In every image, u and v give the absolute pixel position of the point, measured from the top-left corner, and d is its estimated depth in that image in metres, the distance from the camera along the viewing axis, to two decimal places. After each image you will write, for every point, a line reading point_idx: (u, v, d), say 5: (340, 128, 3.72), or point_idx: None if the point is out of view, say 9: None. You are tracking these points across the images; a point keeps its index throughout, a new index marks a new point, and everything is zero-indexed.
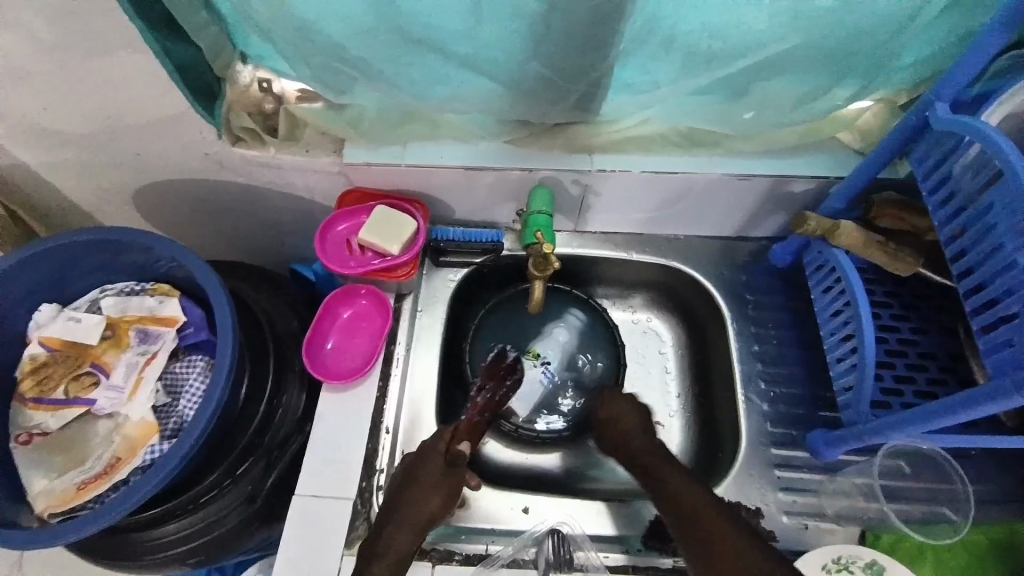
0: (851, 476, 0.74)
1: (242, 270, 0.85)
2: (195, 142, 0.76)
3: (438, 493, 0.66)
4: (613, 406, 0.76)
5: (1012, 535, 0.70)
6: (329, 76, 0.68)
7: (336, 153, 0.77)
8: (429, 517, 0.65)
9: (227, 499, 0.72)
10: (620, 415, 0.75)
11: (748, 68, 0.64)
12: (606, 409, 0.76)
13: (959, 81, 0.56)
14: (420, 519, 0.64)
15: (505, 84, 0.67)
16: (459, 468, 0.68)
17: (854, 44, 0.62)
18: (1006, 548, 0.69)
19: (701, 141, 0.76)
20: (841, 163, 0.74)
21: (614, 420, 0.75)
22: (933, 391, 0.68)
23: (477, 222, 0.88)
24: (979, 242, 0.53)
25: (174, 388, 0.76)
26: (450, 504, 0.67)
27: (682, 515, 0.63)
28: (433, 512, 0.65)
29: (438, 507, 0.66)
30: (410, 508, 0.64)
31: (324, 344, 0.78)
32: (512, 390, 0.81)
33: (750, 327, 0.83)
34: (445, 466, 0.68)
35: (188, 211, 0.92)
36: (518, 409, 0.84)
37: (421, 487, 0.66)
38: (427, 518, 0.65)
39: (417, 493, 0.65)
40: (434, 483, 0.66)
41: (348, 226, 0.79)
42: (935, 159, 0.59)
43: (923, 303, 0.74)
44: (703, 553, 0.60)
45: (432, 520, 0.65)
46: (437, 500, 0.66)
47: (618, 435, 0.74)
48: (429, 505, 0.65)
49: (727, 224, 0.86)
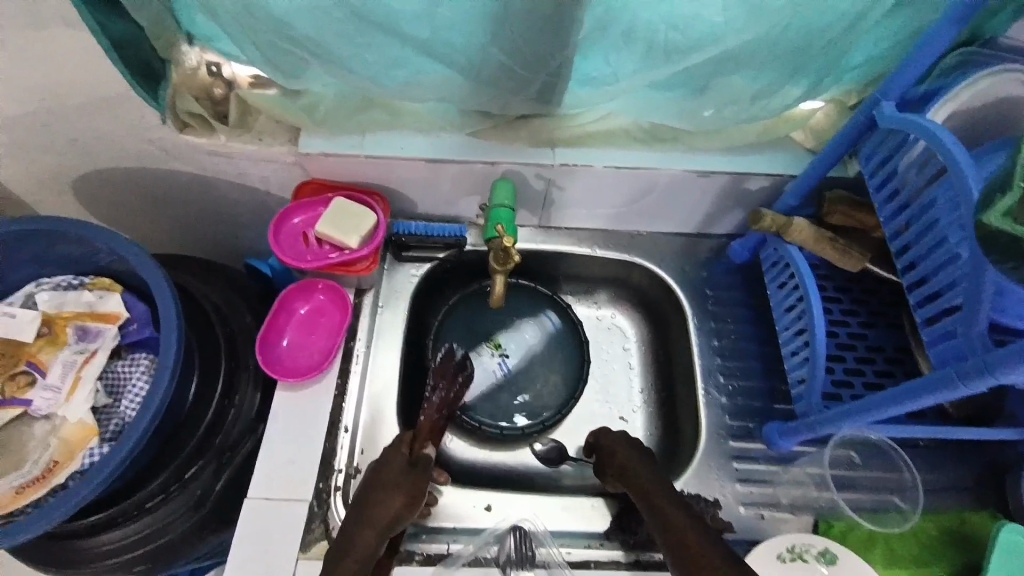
0: (804, 466, 0.76)
1: (188, 263, 0.81)
2: (140, 127, 0.72)
3: (400, 493, 0.62)
4: (606, 439, 0.73)
5: (960, 522, 0.72)
6: (282, 58, 0.65)
7: (292, 143, 0.74)
8: (391, 521, 0.60)
9: (174, 504, 0.68)
10: (618, 445, 0.71)
11: (711, 60, 0.65)
12: (603, 443, 0.73)
13: (906, 80, 0.58)
14: (381, 521, 0.60)
15: (467, 71, 0.66)
16: (422, 470, 0.64)
17: (807, 43, 0.63)
18: (956, 538, 0.71)
19: (664, 137, 0.76)
20: (795, 162, 0.76)
21: (617, 449, 0.70)
22: (881, 381, 0.70)
23: (440, 216, 0.87)
24: (924, 235, 0.55)
25: (115, 388, 0.72)
26: (414, 504, 0.62)
27: (659, 510, 0.61)
28: (396, 512, 0.61)
29: (401, 506, 0.61)
30: (373, 509, 0.60)
31: (279, 340, 0.76)
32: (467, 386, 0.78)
33: (710, 322, 0.85)
34: (405, 467, 0.64)
35: (131, 200, 0.86)
36: (469, 396, 0.83)
37: (383, 487, 0.62)
38: (389, 521, 0.60)
39: (379, 497, 0.61)
40: (395, 485, 0.62)
41: (304, 218, 0.77)
42: (882, 155, 0.61)
43: (872, 298, 0.77)
44: (685, 554, 0.55)
45: (396, 521, 0.61)
46: (399, 500, 0.61)
47: (610, 444, 0.72)
48: (392, 506, 0.61)
49: (689, 221, 0.87)
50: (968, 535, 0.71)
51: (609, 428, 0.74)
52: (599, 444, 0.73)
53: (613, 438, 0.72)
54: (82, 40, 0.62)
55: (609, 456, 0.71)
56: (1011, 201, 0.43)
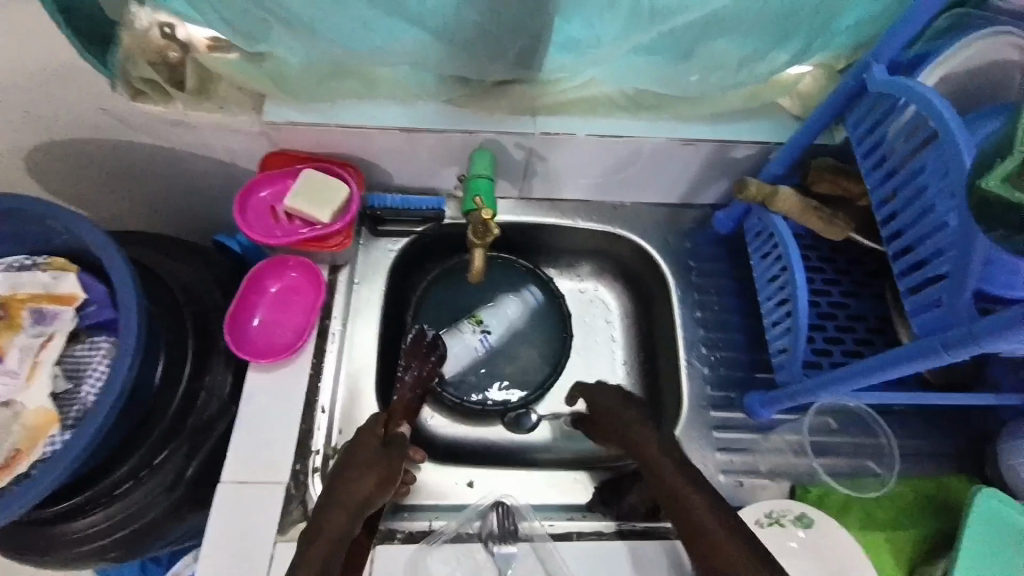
0: (783, 434, 0.77)
1: (151, 241, 0.77)
2: (91, 96, 0.67)
3: (373, 474, 0.60)
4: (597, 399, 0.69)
5: (937, 488, 0.73)
6: (242, 18, 0.61)
7: (257, 112, 0.70)
8: (363, 501, 0.58)
9: (145, 489, 0.66)
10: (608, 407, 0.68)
11: (698, 24, 0.62)
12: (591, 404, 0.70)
13: (898, 42, 0.56)
14: (353, 501, 0.58)
15: (442, 34, 0.62)
16: (393, 450, 0.64)
17: (797, 4, 0.61)
18: (932, 502, 0.72)
19: (649, 104, 0.74)
20: (782, 130, 0.74)
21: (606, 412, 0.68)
22: (859, 350, 0.71)
23: (418, 189, 0.83)
24: (911, 204, 0.54)
25: (75, 372, 0.69)
26: (387, 484, 0.61)
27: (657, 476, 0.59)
28: (369, 493, 0.59)
29: (375, 486, 0.60)
30: (344, 490, 0.58)
31: (250, 320, 0.73)
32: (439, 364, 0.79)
33: (694, 294, 0.84)
34: (378, 446, 0.63)
35: (86, 173, 0.80)
36: (448, 370, 0.82)
37: (354, 469, 0.60)
38: (360, 501, 0.58)
39: (350, 477, 0.59)
40: (368, 464, 0.61)
41: (272, 192, 0.73)
42: (871, 121, 0.59)
43: (855, 268, 0.77)
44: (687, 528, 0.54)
45: (369, 501, 0.59)
46: (371, 481, 0.60)
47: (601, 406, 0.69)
48: (365, 486, 0.59)
49: (673, 190, 0.85)
50: (944, 500, 0.72)
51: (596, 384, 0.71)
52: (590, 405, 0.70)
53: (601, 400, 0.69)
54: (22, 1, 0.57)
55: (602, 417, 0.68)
56: (1011, 166, 0.41)
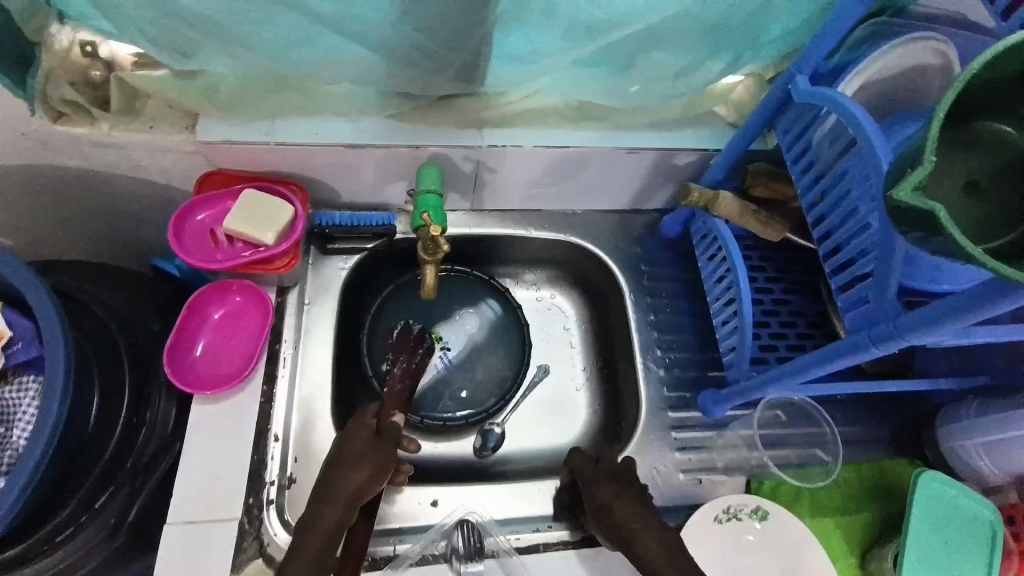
0: (737, 431, 0.79)
1: (79, 269, 0.73)
2: (4, 117, 0.63)
3: (365, 466, 0.60)
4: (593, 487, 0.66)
5: (878, 471, 0.77)
6: (167, 36, 0.58)
7: (190, 130, 0.67)
8: (356, 493, 0.59)
9: (86, 536, 0.61)
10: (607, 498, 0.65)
11: (632, 36, 0.64)
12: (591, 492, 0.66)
13: (818, 55, 0.60)
14: (345, 494, 0.58)
15: (381, 49, 0.61)
16: (387, 443, 0.63)
17: (724, 18, 0.63)
18: (874, 484, 0.76)
19: (592, 115, 0.75)
20: (720, 137, 0.77)
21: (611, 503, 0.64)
22: (802, 344, 0.74)
23: (366, 204, 0.82)
24: (837, 207, 0.57)
25: (3, 416, 0.64)
26: (380, 476, 0.61)
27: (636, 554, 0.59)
28: (361, 484, 0.59)
29: (366, 479, 0.60)
30: (335, 484, 0.59)
31: (192, 349, 0.70)
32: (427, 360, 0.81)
33: (646, 298, 0.86)
34: (372, 439, 0.63)
35: (5, 196, 0.74)
36: (425, 380, 0.82)
37: (346, 461, 0.60)
38: (352, 494, 0.59)
39: (341, 469, 0.60)
40: (361, 456, 0.61)
41: (210, 215, 0.70)
42: (798, 128, 0.62)
43: (794, 266, 0.80)
44: None
45: (361, 493, 0.59)
46: (364, 472, 0.60)
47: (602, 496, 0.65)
48: (354, 480, 0.59)
49: (622, 197, 0.87)
50: (884, 482, 0.77)
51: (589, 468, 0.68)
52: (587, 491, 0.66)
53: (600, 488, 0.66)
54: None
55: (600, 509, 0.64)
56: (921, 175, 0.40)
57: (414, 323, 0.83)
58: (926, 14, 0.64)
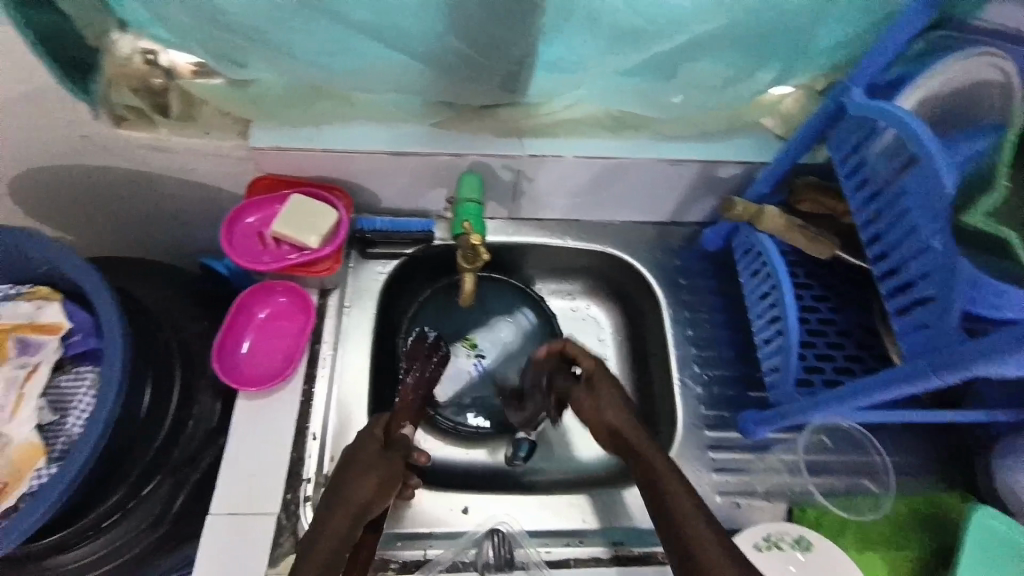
0: (779, 454, 0.77)
1: (134, 267, 0.76)
2: (72, 122, 0.67)
3: (373, 476, 0.58)
4: (601, 390, 0.61)
5: (931, 505, 0.73)
6: (223, 45, 0.61)
7: (242, 136, 0.70)
8: (364, 503, 0.57)
9: (132, 523, 0.64)
10: (608, 401, 0.61)
11: (675, 48, 0.63)
12: (594, 391, 0.62)
13: (875, 66, 0.58)
14: (354, 503, 0.56)
15: (427, 58, 0.62)
16: (397, 451, 0.61)
17: (775, 29, 0.62)
18: (926, 518, 0.72)
19: (632, 125, 0.74)
20: (766, 149, 0.75)
21: (605, 406, 0.61)
22: (850, 366, 0.71)
23: (405, 211, 0.83)
24: (894, 225, 0.55)
25: (61, 404, 0.67)
26: (389, 488, 0.59)
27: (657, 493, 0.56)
28: (369, 497, 0.57)
29: (375, 491, 0.57)
30: (344, 492, 0.57)
31: (238, 347, 0.72)
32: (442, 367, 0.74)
33: (684, 312, 0.84)
34: (382, 449, 0.60)
35: (70, 196, 0.79)
36: (440, 394, 0.81)
37: (356, 470, 0.58)
38: (361, 504, 0.57)
39: (350, 478, 0.57)
40: (369, 465, 0.58)
41: (259, 217, 0.72)
42: (852, 143, 0.60)
43: (842, 284, 0.77)
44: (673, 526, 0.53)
45: (370, 506, 0.57)
46: (373, 483, 0.58)
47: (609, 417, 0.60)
48: (365, 489, 0.57)
49: (661, 209, 0.86)
50: (938, 515, 0.72)
51: (605, 373, 0.62)
52: (594, 393, 0.62)
53: (607, 389, 0.61)
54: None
55: (594, 411, 0.61)
56: (992, 203, 0.47)
57: (431, 330, 0.81)
58: (990, 31, 0.58)
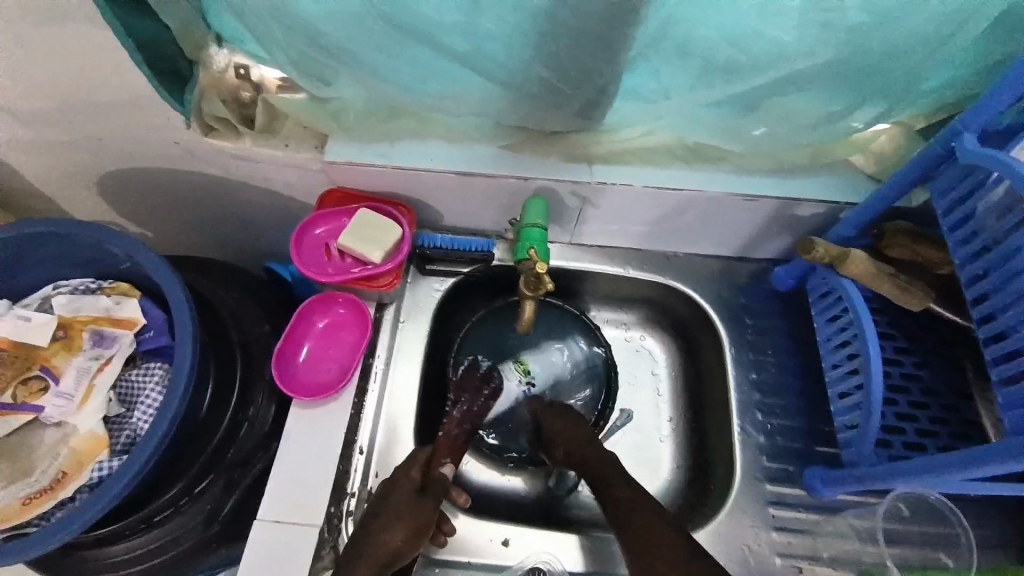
0: (850, 518, 0.71)
1: (206, 268, 0.79)
2: (164, 128, 0.70)
3: (402, 527, 0.61)
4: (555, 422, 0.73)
5: None
6: (312, 63, 0.63)
7: (318, 149, 0.71)
8: (390, 556, 0.60)
9: (185, 518, 0.66)
10: (564, 427, 0.72)
11: (767, 83, 0.60)
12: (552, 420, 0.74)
13: (991, 111, 0.52)
14: (380, 555, 0.59)
15: (506, 83, 0.62)
16: (428, 499, 0.64)
17: (880, 66, 0.58)
18: None
19: (707, 156, 0.71)
20: (854, 189, 0.70)
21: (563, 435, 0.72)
22: (935, 430, 0.65)
23: (466, 229, 0.83)
24: (1007, 284, 0.50)
25: (129, 397, 0.70)
26: (417, 538, 0.62)
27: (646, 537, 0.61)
28: (398, 546, 0.60)
29: (403, 541, 0.61)
30: (371, 542, 0.60)
31: (296, 355, 0.73)
32: (493, 399, 0.79)
33: (748, 353, 0.80)
34: (416, 495, 0.64)
35: (155, 195, 0.83)
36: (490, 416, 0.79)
37: (386, 518, 0.61)
38: (388, 556, 0.60)
39: (379, 526, 0.61)
40: (398, 515, 0.62)
41: (326, 229, 0.74)
42: (958, 191, 0.55)
43: (930, 338, 0.71)
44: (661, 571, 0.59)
45: (398, 555, 0.60)
46: (402, 534, 0.61)
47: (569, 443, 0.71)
48: (394, 539, 0.61)
49: (730, 243, 0.82)
50: None
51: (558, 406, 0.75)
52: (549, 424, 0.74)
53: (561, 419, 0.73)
54: (85, 34, 0.59)
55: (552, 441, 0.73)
56: None
57: (483, 358, 0.82)
58: None
